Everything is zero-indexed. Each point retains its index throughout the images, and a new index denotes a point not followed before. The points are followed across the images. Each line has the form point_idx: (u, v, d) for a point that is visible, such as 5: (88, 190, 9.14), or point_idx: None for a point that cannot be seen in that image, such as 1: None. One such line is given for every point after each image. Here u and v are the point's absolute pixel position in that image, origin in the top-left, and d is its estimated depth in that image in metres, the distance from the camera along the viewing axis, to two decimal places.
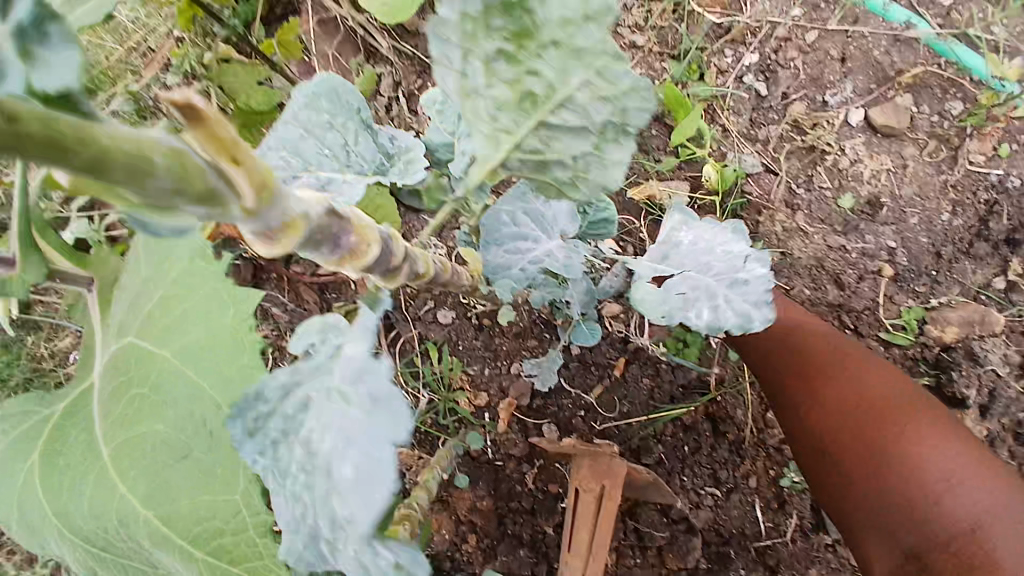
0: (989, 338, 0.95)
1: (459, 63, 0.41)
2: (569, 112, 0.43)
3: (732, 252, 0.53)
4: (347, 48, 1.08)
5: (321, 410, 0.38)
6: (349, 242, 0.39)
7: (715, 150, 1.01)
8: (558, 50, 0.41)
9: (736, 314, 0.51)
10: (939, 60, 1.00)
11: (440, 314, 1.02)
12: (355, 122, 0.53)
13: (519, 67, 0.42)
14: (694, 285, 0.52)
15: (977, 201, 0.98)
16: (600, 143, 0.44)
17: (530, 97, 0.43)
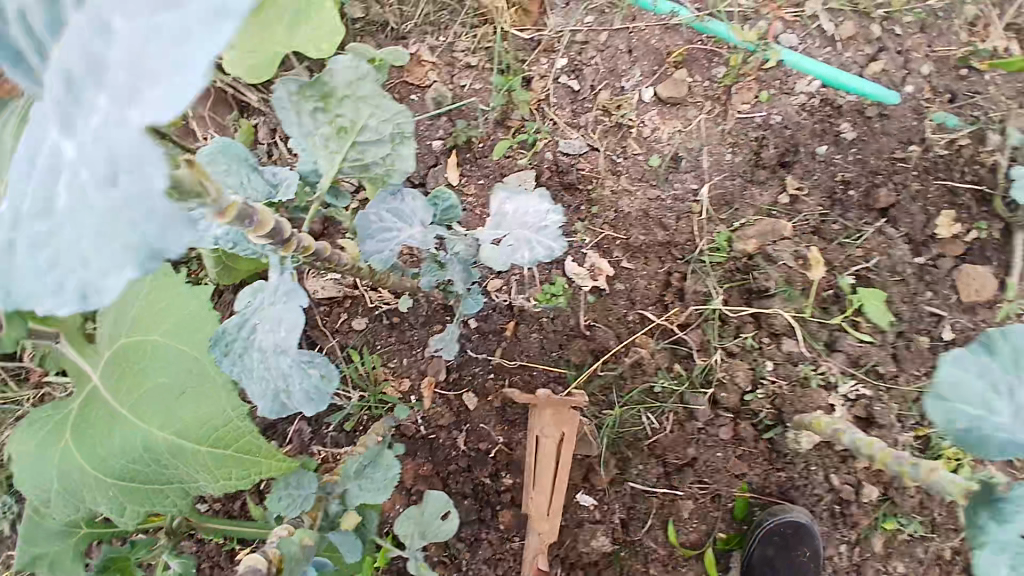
0: (780, 242, 1.25)
1: (294, 123, 0.66)
2: (369, 132, 0.68)
3: (537, 209, 0.76)
4: (219, 105, 1.24)
5: (265, 319, 0.65)
6: (258, 220, 0.54)
7: (549, 140, 1.26)
8: (350, 98, 0.66)
9: (547, 246, 0.74)
10: (702, 36, 1.27)
11: (355, 322, 1.19)
12: (245, 167, 0.71)
13: (330, 114, 0.67)
14: (515, 237, 0.76)
15: (749, 140, 1.26)
16: (394, 146, 0.69)
17: (343, 129, 0.67)
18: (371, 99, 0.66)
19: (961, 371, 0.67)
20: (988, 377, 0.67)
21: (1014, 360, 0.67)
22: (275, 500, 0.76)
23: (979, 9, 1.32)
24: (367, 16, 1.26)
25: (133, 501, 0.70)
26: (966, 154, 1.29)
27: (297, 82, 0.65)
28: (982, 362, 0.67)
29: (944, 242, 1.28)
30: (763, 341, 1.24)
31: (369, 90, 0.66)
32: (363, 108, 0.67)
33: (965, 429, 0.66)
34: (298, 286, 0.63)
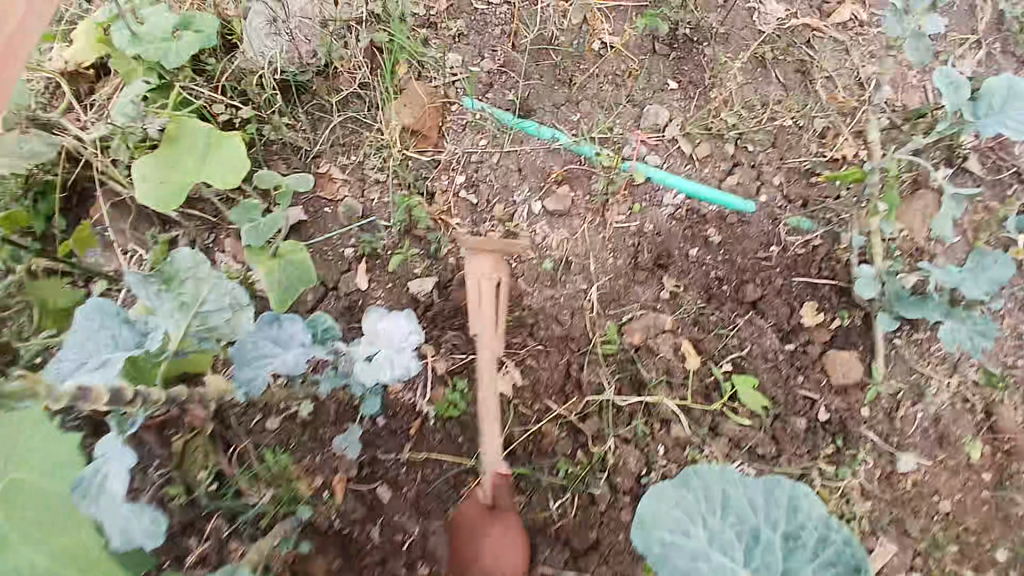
0: (661, 334, 1.38)
1: (149, 299, 0.91)
2: (210, 305, 0.92)
3: (402, 331, 0.88)
4: (141, 223, 1.32)
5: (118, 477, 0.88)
6: None
7: (451, 246, 1.37)
8: (194, 279, 0.92)
9: (407, 366, 0.87)
10: (581, 157, 1.45)
11: (268, 422, 1.25)
12: (117, 321, 0.89)
13: (176, 291, 0.92)
14: (380, 357, 0.88)
15: (628, 245, 1.42)
16: (235, 309, 0.94)
17: (187, 301, 0.92)
18: (207, 280, 0.92)
19: (659, 503, 0.87)
20: (684, 506, 0.87)
21: (702, 494, 0.87)
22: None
23: (827, 123, 1.51)
24: (281, 139, 1.39)
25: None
26: (822, 252, 1.45)
27: (145, 273, 0.91)
28: (680, 494, 0.87)
29: (812, 328, 1.41)
30: (653, 428, 1.34)
31: (203, 271, 0.92)
32: (203, 288, 0.92)
33: (657, 553, 0.85)
34: (127, 451, 0.88)
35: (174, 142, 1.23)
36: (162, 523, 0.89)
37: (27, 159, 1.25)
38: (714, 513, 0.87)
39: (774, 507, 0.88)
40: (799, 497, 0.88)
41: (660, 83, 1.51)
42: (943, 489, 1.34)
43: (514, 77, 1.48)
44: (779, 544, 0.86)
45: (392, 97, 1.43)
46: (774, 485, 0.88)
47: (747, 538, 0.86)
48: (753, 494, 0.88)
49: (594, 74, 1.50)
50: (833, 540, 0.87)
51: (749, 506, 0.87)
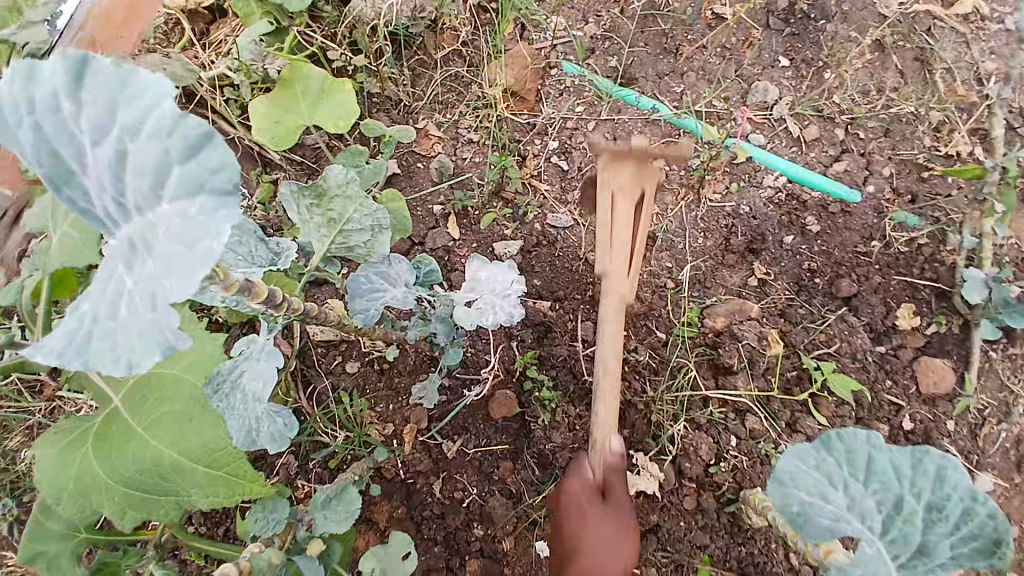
0: (745, 322, 1.33)
1: (295, 210, 0.81)
2: (351, 226, 0.81)
3: (505, 278, 0.91)
4: (246, 161, 1.37)
5: (255, 369, 0.79)
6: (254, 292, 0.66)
7: (539, 212, 1.37)
8: (320, 198, 0.80)
9: (510, 313, 0.89)
10: (681, 130, 1.41)
11: (347, 365, 1.27)
12: (254, 237, 0.78)
13: (322, 208, 0.80)
14: (485, 301, 0.90)
15: (719, 227, 1.38)
16: (377, 231, 0.82)
17: (329, 219, 0.80)
18: (356, 199, 0.80)
19: (800, 463, 0.76)
20: (823, 469, 0.76)
21: (844, 456, 0.77)
22: (255, 523, 0.90)
23: (943, 116, 1.41)
24: (384, 91, 1.40)
25: (131, 508, 0.82)
26: (925, 252, 1.37)
27: (298, 186, 0.80)
28: (815, 457, 0.77)
29: (905, 333, 1.34)
30: (727, 417, 1.30)
31: (355, 190, 0.79)
32: (349, 203, 0.80)
33: (798, 512, 0.74)
34: (276, 349, 0.79)
35: (289, 86, 1.27)
36: (292, 426, 0.84)
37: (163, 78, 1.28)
38: (855, 478, 0.76)
39: (920, 475, 0.76)
40: (948, 466, 0.76)
41: (771, 60, 1.44)
42: (1015, 514, 1.26)
43: (618, 43, 1.45)
44: (921, 516, 0.75)
45: (498, 55, 1.43)
46: (922, 453, 0.76)
47: (892, 509, 0.75)
48: (898, 459, 0.77)
49: (704, 45, 1.45)
50: (977, 514, 0.74)
51: (894, 473, 0.76)
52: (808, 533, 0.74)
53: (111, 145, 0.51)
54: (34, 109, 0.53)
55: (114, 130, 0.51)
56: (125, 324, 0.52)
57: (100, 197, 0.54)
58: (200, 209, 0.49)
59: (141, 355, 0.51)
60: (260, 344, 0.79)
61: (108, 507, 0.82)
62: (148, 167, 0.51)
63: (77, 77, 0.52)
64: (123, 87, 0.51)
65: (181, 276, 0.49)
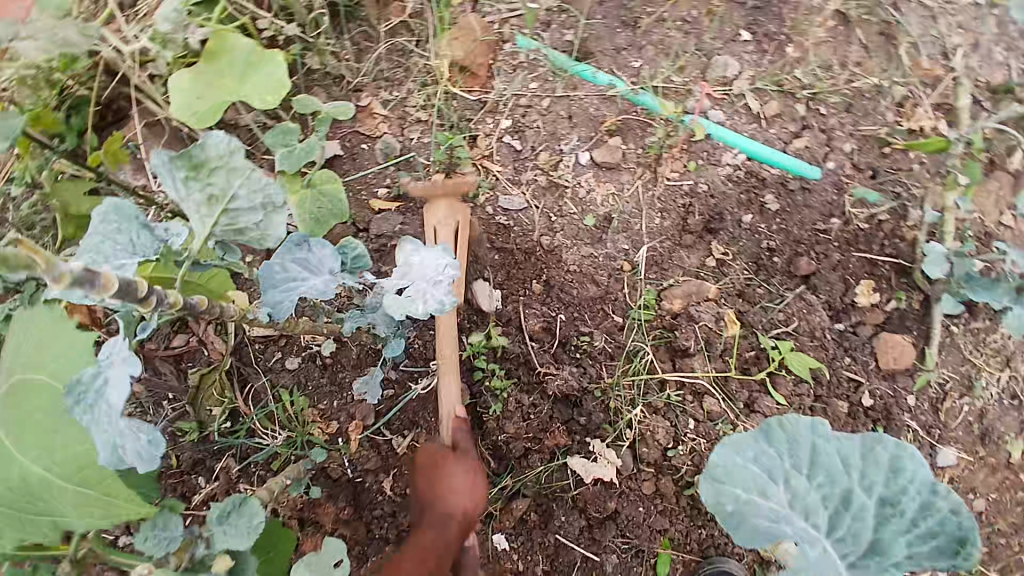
0: (703, 303, 1.30)
1: (179, 187, 0.73)
2: (239, 202, 0.74)
3: (439, 264, 0.87)
4: (175, 145, 1.30)
5: (120, 372, 0.67)
6: (96, 282, 0.58)
7: (492, 195, 1.32)
8: (201, 176, 0.73)
9: (441, 300, 0.85)
10: (639, 107, 1.36)
11: (287, 361, 1.21)
12: (136, 224, 0.72)
13: (203, 184, 0.73)
14: (414, 288, 0.85)
15: (677, 206, 1.34)
16: (270, 210, 0.76)
17: (213, 197, 0.73)
18: (242, 172, 0.73)
19: (735, 455, 0.83)
20: (763, 463, 0.83)
21: (787, 449, 0.84)
22: (142, 541, 0.78)
23: (905, 89, 1.38)
24: (323, 67, 1.33)
25: (5, 526, 0.74)
26: (886, 228, 1.34)
27: (173, 157, 0.73)
28: (758, 447, 0.84)
29: (865, 310, 1.32)
30: (687, 400, 1.27)
31: (240, 161, 0.73)
32: (235, 178, 0.73)
33: (733, 511, 0.81)
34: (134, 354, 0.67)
35: (215, 57, 1.19)
36: (160, 444, 0.69)
37: (56, 45, 1.13)
38: (799, 471, 0.83)
39: (870, 468, 0.83)
40: (902, 457, 0.83)
41: (732, 33, 1.40)
42: (981, 486, 1.26)
43: (573, 16, 1.39)
44: (872, 510, 0.81)
45: (444, 29, 1.36)
46: (873, 443, 0.84)
47: (838, 503, 0.81)
48: (847, 453, 0.83)
49: (662, 18, 1.39)
50: (937, 508, 0.80)
51: (842, 466, 0.83)
52: (750, 527, 0.81)
53: None
54: None
55: None
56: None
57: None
58: None
59: None
60: (123, 344, 0.69)
61: None
62: None
63: None
64: None
65: None
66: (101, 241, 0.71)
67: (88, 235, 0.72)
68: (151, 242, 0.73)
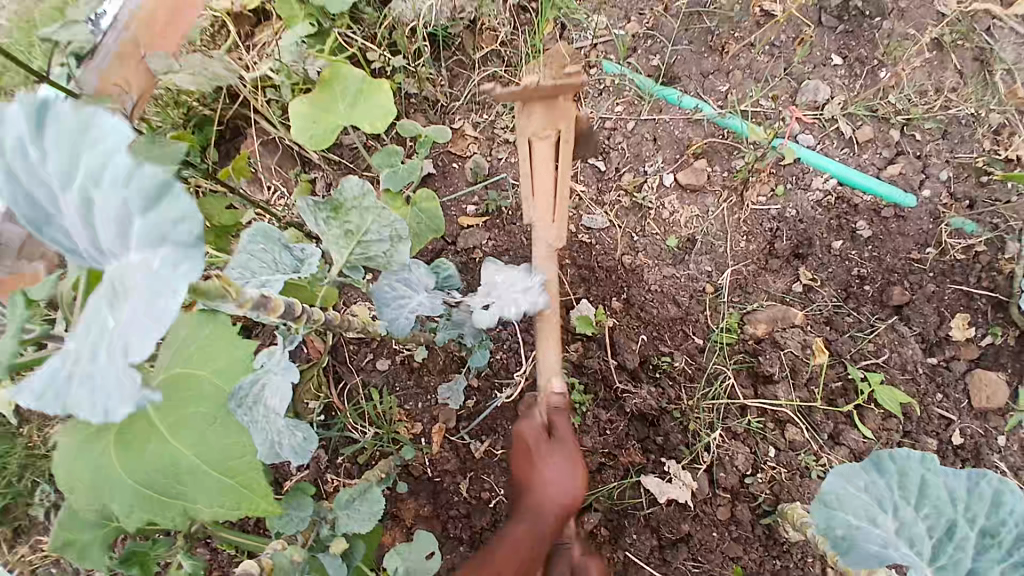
0: (789, 329, 1.27)
1: (318, 221, 0.83)
2: (371, 237, 0.83)
3: (518, 277, 0.92)
4: (286, 160, 1.42)
5: (277, 388, 0.82)
6: (267, 306, 0.68)
7: (574, 214, 1.36)
8: (338, 214, 0.83)
9: (531, 303, 0.91)
10: (726, 131, 1.36)
11: (378, 362, 1.28)
12: (279, 246, 0.82)
13: (341, 221, 0.83)
14: (501, 299, 0.91)
15: (762, 230, 1.33)
16: (396, 242, 0.85)
17: (349, 233, 0.83)
18: (373, 211, 0.82)
19: (845, 482, 0.83)
20: (871, 490, 0.82)
21: (895, 479, 0.82)
22: (279, 521, 0.94)
23: (1013, 116, 1.32)
24: (421, 91, 1.42)
25: (145, 510, 0.74)
26: (985, 260, 1.28)
27: (315, 201, 0.83)
28: (867, 475, 0.83)
29: (960, 344, 1.26)
30: (767, 426, 1.25)
31: (372, 203, 0.82)
32: (369, 218, 0.82)
33: (842, 535, 0.80)
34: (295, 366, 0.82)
35: (328, 86, 1.29)
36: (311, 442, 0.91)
37: (210, 80, 1.29)
38: (905, 500, 0.81)
39: (975, 501, 0.80)
40: (1006, 494, 0.79)
41: (823, 58, 1.38)
42: None
43: (661, 42, 1.42)
44: (975, 542, 0.78)
45: (535, 56, 1.42)
46: (979, 478, 0.81)
47: (944, 534, 0.79)
48: (953, 485, 0.81)
49: (752, 43, 1.40)
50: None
51: (947, 498, 0.80)
52: (857, 553, 0.79)
53: (77, 191, 0.48)
54: (64, 183, 0.49)
55: (77, 172, 0.48)
56: (103, 368, 0.48)
57: (81, 238, 0.51)
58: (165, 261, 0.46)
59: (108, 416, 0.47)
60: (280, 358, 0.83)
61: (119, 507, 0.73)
62: (114, 217, 0.47)
63: (38, 121, 0.49)
64: (83, 131, 0.48)
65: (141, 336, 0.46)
66: (250, 260, 0.79)
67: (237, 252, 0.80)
68: (292, 263, 0.83)
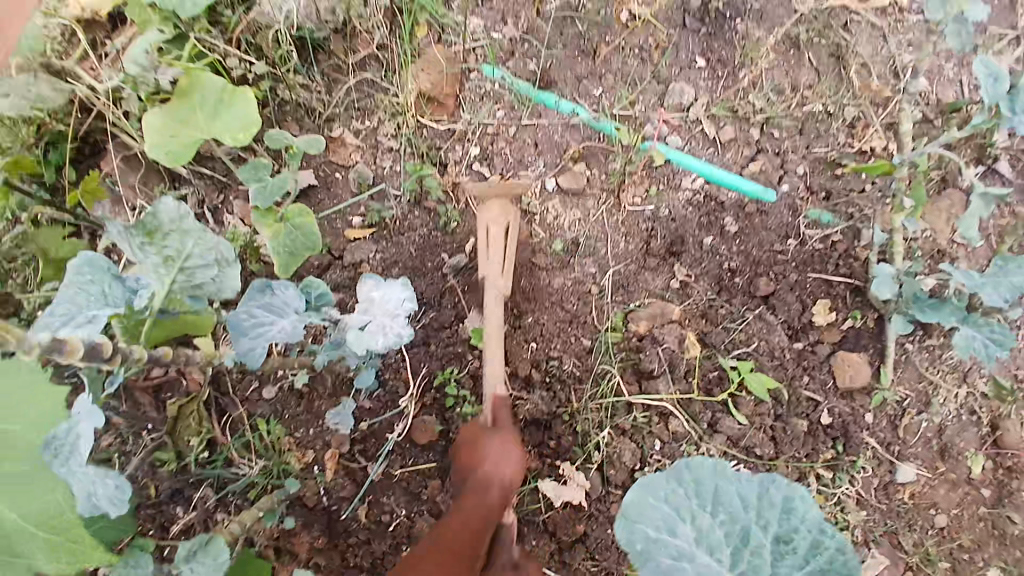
0: (666, 325, 1.34)
1: (143, 252, 0.86)
2: (195, 258, 0.87)
3: (395, 300, 0.88)
4: (151, 177, 1.32)
5: (86, 428, 0.80)
6: (64, 347, 0.76)
7: (459, 220, 1.34)
8: (157, 238, 0.87)
9: (401, 332, 0.88)
10: (601, 134, 1.40)
11: (264, 391, 1.22)
12: (108, 275, 0.83)
13: (159, 247, 0.87)
14: (374, 324, 0.87)
15: (642, 230, 1.38)
16: (221, 261, 0.89)
17: (169, 257, 0.87)
18: (193, 233, 0.87)
19: (644, 494, 0.84)
20: (673, 502, 0.84)
21: (692, 488, 0.85)
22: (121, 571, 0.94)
23: (859, 112, 1.44)
24: (295, 98, 1.36)
25: None
26: (840, 248, 1.39)
27: (129, 227, 0.86)
28: (667, 486, 0.85)
29: (823, 329, 1.36)
30: (652, 421, 1.31)
31: (190, 224, 0.87)
32: (186, 240, 0.87)
33: (641, 549, 0.81)
34: (98, 407, 0.81)
35: (187, 95, 1.22)
36: (126, 488, 0.85)
37: (32, 102, 1.23)
38: (703, 509, 0.83)
39: (766, 509, 0.83)
40: (793, 499, 0.84)
41: (688, 60, 1.44)
42: (943, 502, 1.32)
43: (535, 45, 1.42)
44: (769, 548, 0.81)
45: (410, 61, 1.40)
46: (769, 485, 0.84)
47: (739, 540, 0.81)
48: (745, 492, 0.84)
49: (621, 46, 1.44)
50: (826, 547, 0.82)
51: (740, 505, 0.83)
52: (653, 567, 0.80)
53: None
54: None
55: None
56: None
57: None
58: None
59: None
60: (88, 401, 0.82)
61: None
62: None
63: None
64: None
65: None
66: (76, 294, 0.82)
67: (64, 286, 0.82)
68: (121, 297, 0.84)
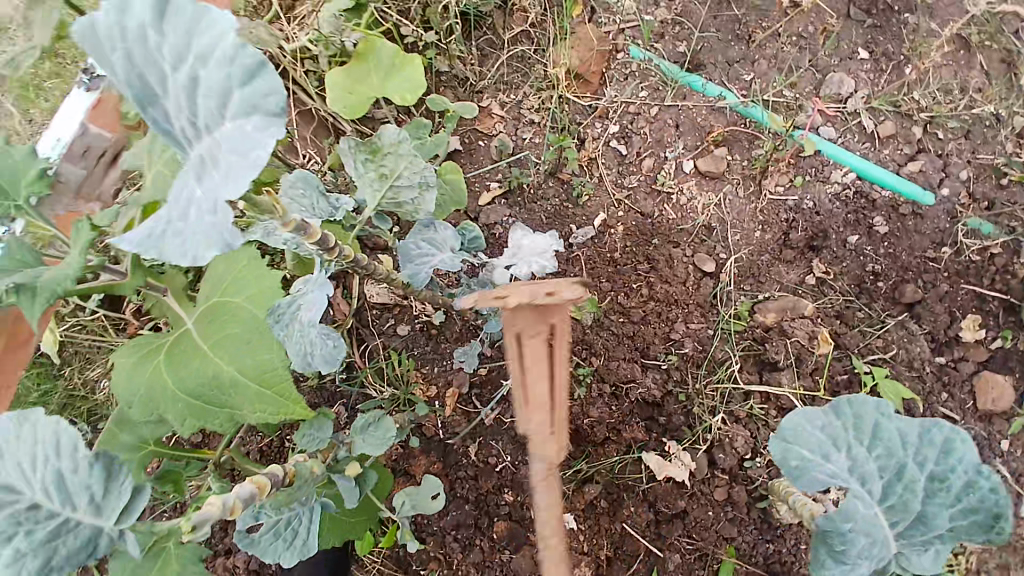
0: (798, 320, 1.29)
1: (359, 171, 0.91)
2: (402, 184, 0.92)
3: (543, 247, 0.95)
4: (320, 131, 1.47)
5: (310, 301, 0.87)
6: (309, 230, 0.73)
7: (591, 193, 1.39)
8: (369, 159, 0.91)
9: (547, 273, 0.94)
10: (747, 120, 1.38)
11: (399, 327, 1.34)
12: (317, 192, 0.90)
13: (375, 166, 0.91)
14: (523, 265, 0.95)
15: (780, 221, 1.34)
16: (423, 190, 0.93)
17: (380, 178, 0.91)
18: (407, 157, 0.91)
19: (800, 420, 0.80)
20: (828, 431, 0.80)
21: (852, 422, 0.80)
22: (301, 438, 0.98)
23: None
24: (451, 69, 1.46)
25: (192, 415, 0.92)
26: (998, 263, 1.28)
27: (354, 143, 0.91)
28: (823, 417, 0.80)
29: (969, 346, 1.26)
30: (770, 414, 1.28)
31: (406, 149, 0.91)
32: (401, 162, 0.91)
33: (795, 467, 0.79)
34: (329, 281, 0.87)
35: (362, 58, 1.36)
36: (341, 349, 0.89)
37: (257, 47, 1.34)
38: (861, 442, 0.80)
39: (926, 446, 0.79)
40: (958, 441, 0.78)
41: (849, 51, 1.38)
42: None
43: (687, 28, 1.43)
44: (922, 485, 0.79)
45: (563, 38, 1.45)
46: (930, 424, 0.79)
47: (892, 476, 0.79)
48: (906, 429, 0.79)
49: (778, 33, 1.41)
50: (980, 486, 0.77)
51: (900, 442, 0.79)
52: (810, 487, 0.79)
53: (185, 71, 0.57)
54: (126, 37, 0.59)
55: (190, 56, 0.57)
56: (195, 222, 0.59)
57: (180, 118, 0.60)
58: (254, 125, 0.55)
59: (200, 250, 0.59)
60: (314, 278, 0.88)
61: (174, 408, 0.92)
62: (214, 90, 0.56)
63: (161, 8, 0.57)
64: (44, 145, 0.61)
65: (235, 182, 0.56)
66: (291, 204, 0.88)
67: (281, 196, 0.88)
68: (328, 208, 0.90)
